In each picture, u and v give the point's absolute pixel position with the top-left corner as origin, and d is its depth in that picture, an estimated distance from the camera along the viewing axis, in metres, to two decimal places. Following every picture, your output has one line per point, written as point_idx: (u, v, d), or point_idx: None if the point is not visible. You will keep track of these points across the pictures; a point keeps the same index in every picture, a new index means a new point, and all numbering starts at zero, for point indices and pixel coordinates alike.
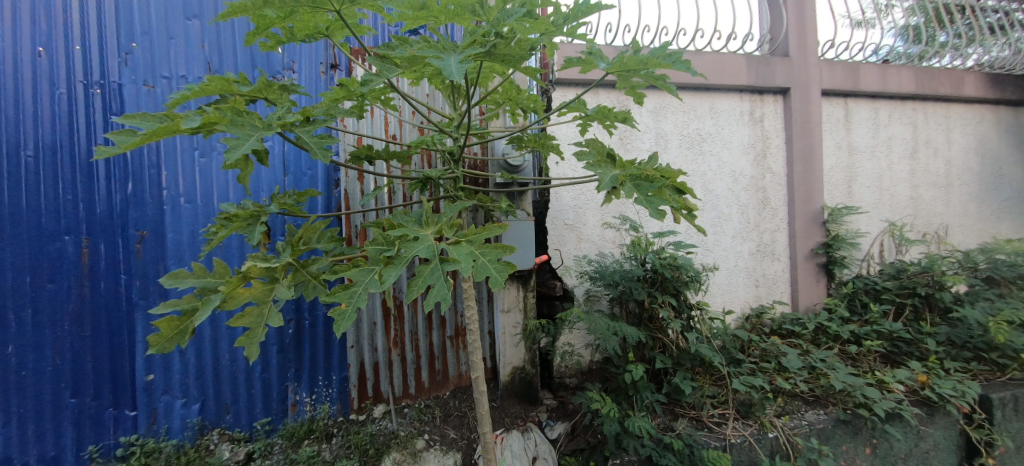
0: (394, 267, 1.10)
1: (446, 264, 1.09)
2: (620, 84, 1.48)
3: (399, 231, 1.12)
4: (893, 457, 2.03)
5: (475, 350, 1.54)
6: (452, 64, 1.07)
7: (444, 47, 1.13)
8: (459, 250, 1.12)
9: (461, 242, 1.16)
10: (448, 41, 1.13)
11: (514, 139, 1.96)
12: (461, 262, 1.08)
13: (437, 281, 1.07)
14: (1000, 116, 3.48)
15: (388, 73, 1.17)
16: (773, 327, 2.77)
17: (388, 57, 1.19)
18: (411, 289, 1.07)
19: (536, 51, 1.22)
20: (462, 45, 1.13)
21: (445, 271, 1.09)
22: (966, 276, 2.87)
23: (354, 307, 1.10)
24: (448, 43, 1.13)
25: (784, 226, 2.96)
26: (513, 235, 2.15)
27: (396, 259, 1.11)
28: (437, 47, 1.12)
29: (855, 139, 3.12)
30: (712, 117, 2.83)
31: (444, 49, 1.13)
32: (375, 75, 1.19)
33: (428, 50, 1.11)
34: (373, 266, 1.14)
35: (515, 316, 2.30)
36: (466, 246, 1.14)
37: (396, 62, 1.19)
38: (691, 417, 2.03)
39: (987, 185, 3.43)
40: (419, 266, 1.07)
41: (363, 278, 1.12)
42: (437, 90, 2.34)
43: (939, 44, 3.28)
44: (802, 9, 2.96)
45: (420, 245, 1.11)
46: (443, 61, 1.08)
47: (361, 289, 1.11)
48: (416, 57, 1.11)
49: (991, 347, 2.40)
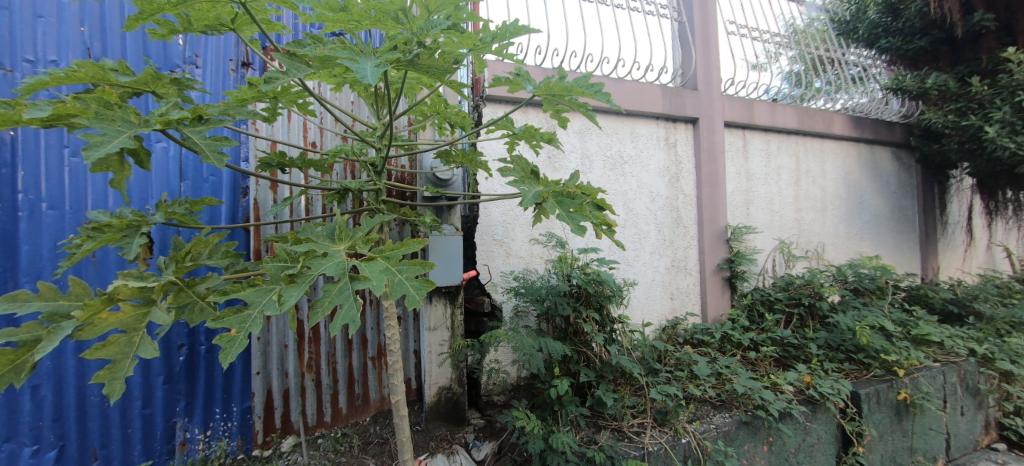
0: (297, 287, 1.00)
1: (356, 283, 1.02)
2: (546, 106, 1.51)
3: (305, 246, 1.03)
4: (786, 452, 2.23)
5: (395, 372, 1.46)
6: (367, 69, 1.02)
7: (360, 51, 1.07)
8: (372, 267, 1.05)
9: (376, 258, 1.09)
10: (366, 45, 1.08)
11: (441, 154, 1.92)
12: (373, 280, 1.01)
13: (345, 301, 0.99)
14: (861, 152, 4.13)
15: (297, 72, 1.11)
16: (686, 337, 2.98)
17: (297, 55, 1.12)
18: (315, 311, 0.97)
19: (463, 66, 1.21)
20: (381, 51, 1.08)
21: (355, 290, 1.02)
22: (839, 287, 3.31)
23: (247, 333, 0.99)
24: (365, 47, 1.08)
25: (695, 243, 3.22)
26: (437, 248, 2.10)
27: (300, 277, 1.01)
28: (353, 50, 1.06)
29: (752, 167, 3.51)
30: (632, 140, 3.03)
31: (361, 52, 1.07)
32: (281, 73, 1.11)
33: (343, 52, 1.05)
34: (273, 285, 1.04)
35: (441, 333, 2.23)
36: (380, 262, 1.08)
37: (307, 60, 1.13)
38: (613, 428, 2.07)
39: (853, 209, 4.03)
40: (326, 285, 0.99)
41: (261, 299, 1.01)
42: (361, 100, 2.26)
43: (815, 89, 3.84)
44: (707, 48, 3.31)
45: (327, 262, 1.03)
46: (357, 64, 1.02)
47: (256, 312, 1.00)
48: (329, 57, 1.05)
49: (858, 349, 2.74)
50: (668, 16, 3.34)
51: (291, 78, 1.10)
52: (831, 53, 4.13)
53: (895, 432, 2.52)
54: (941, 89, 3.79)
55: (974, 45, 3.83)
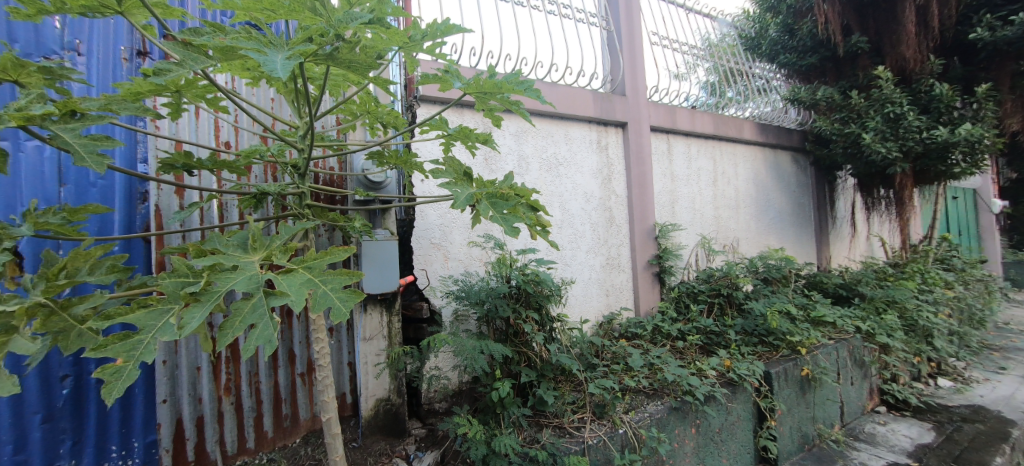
0: (200, 306, 0.90)
1: (271, 299, 0.94)
2: (478, 106, 1.50)
3: (210, 259, 0.93)
4: (711, 432, 2.39)
5: (326, 388, 1.37)
6: (276, 62, 0.94)
7: (268, 41, 0.98)
8: (289, 281, 0.97)
9: (296, 269, 1.01)
10: (276, 36, 0.99)
11: (372, 155, 1.83)
12: (291, 294, 0.93)
13: (259, 320, 0.90)
14: (768, 155, 4.58)
15: (193, 63, 1.00)
16: (621, 331, 3.12)
17: (194, 44, 1.00)
18: (223, 333, 0.88)
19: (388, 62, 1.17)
20: (294, 42, 1.00)
21: (270, 307, 0.93)
22: (752, 277, 3.65)
23: (137, 363, 0.87)
24: (275, 38, 0.99)
25: (627, 241, 3.38)
26: (370, 253, 2.02)
27: (204, 295, 0.91)
28: (259, 40, 0.97)
29: (676, 169, 3.77)
30: (566, 143, 3.11)
31: (269, 44, 0.99)
32: (175, 64, 1.00)
33: (247, 43, 0.96)
34: (170, 305, 0.92)
35: (377, 343, 2.13)
36: (301, 274, 1.00)
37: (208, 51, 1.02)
38: (555, 425, 2.10)
39: (761, 206, 4.47)
40: (237, 302, 0.89)
41: (155, 322, 0.90)
42: (282, 98, 2.11)
43: (728, 98, 4.22)
44: (633, 57, 3.50)
45: (237, 277, 0.93)
46: (265, 56, 0.94)
47: (150, 338, 0.89)
48: (229, 47, 0.95)
49: (769, 332, 3.03)
50: (598, 24, 3.48)
51: (186, 70, 0.99)
52: (740, 66, 4.56)
53: (800, 405, 2.81)
54: (828, 101, 4.34)
55: (853, 63, 4.44)
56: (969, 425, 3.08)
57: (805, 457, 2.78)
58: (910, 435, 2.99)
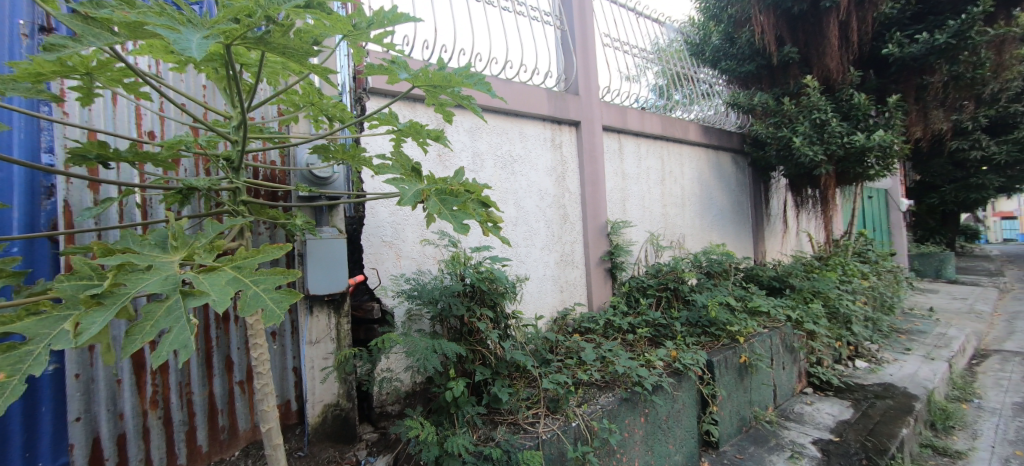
0: (103, 310, 0.81)
1: (188, 299, 0.86)
2: (428, 99, 1.46)
3: (118, 258, 0.85)
4: (659, 420, 2.49)
5: (265, 397, 1.29)
6: (191, 40, 0.87)
7: (184, 20, 0.90)
8: (212, 280, 0.89)
9: (221, 267, 0.95)
10: (194, 14, 0.91)
11: (316, 149, 1.73)
12: (211, 294, 0.85)
13: (175, 324, 0.81)
14: (711, 156, 4.83)
15: (94, 39, 0.89)
16: (575, 326, 3.19)
17: (97, 19, 0.90)
18: (131, 338, 0.79)
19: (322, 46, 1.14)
20: (213, 21, 0.93)
21: (187, 309, 0.85)
22: (696, 271, 3.85)
23: (25, 377, 0.76)
24: (193, 16, 0.91)
25: (581, 238, 3.46)
26: (315, 253, 1.92)
27: (109, 298, 0.83)
28: (173, 17, 0.89)
29: (627, 168, 3.89)
30: (521, 140, 3.12)
31: (185, 22, 0.91)
32: (73, 41, 0.90)
33: (158, 18, 0.88)
34: (69, 311, 0.83)
35: (325, 346, 2.04)
36: (227, 273, 0.93)
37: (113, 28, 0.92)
38: (509, 422, 2.11)
39: (705, 204, 4.71)
40: (149, 305, 0.81)
41: (49, 330, 0.80)
42: (215, 86, 1.96)
43: (675, 101, 4.42)
44: (586, 57, 3.57)
45: (150, 278, 0.85)
46: (178, 34, 0.87)
47: (41, 348, 0.79)
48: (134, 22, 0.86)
49: (711, 323, 3.21)
50: (552, 23, 3.52)
51: (86, 47, 0.88)
52: (686, 70, 4.78)
53: (739, 390, 3.00)
54: (764, 106, 4.66)
55: (785, 72, 4.80)
56: (880, 401, 3.43)
57: (743, 438, 2.98)
58: (832, 413, 3.29)
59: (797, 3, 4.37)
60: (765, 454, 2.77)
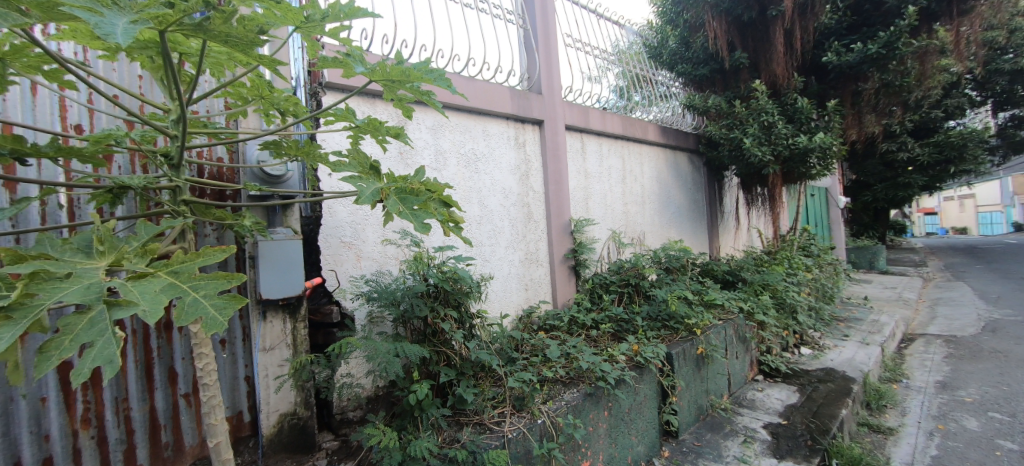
0: (10, 325, 0.72)
1: (115, 310, 0.78)
2: (386, 95, 1.41)
3: (31, 265, 0.77)
4: (622, 413, 2.55)
5: (213, 409, 1.21)
6: (116, 24, 0.79)
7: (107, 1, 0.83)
8: (142, 288, 0.82)
9: (155, 274, 0.87)
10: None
11: (267, 145, 1.64)
12: (141, 304, 0.78)
13: (98, 338, 0.75)
14: (669, 156, 4.99)
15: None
16: (540, 323, 3.22)
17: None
18: (44, 356, 0.72)
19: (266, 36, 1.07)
20: (141, 4, 0.86)
21: (114, 321, 0.78)
22: (656, 267, 3.97)
23: None
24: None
25: (545, 236, 3.48)
26: (268, 256, 1.83)
27: (17, 312, 0.73)
28: None
29: (589, 166, 3.95)
30: (485, 139, 3.10)
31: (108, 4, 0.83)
32: None
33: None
34: None
35: (280, 353, 1.94)
36: (162, 279, 0.87)
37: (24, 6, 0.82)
38: (475, 423, 2.09)
39: (664, 202, 4.87)
40: (67, 318, 0.73)
41: None
42: (151, 77, 1.81)
43: (634, 102, 4.54)
44: (548, 57, 3.60)
45: (69, 287, 0.77)
46: (101, 17, 0.79)
47: None
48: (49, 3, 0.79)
49: (670, 317, 3.32)
50: (515, 21, 3.52)
51: None
52: (645, 72, 4.92)
53: (696, 381, 3.12)
54: (717, 108, 4.92)
55: (736, 76, 5.08)
56: (823, 385, 3.68)
57: (700, 426, 3.11)
58: (781, 398, 3.49)
59: (747, 11, 4.63)
60: (721, 440, 2.90)
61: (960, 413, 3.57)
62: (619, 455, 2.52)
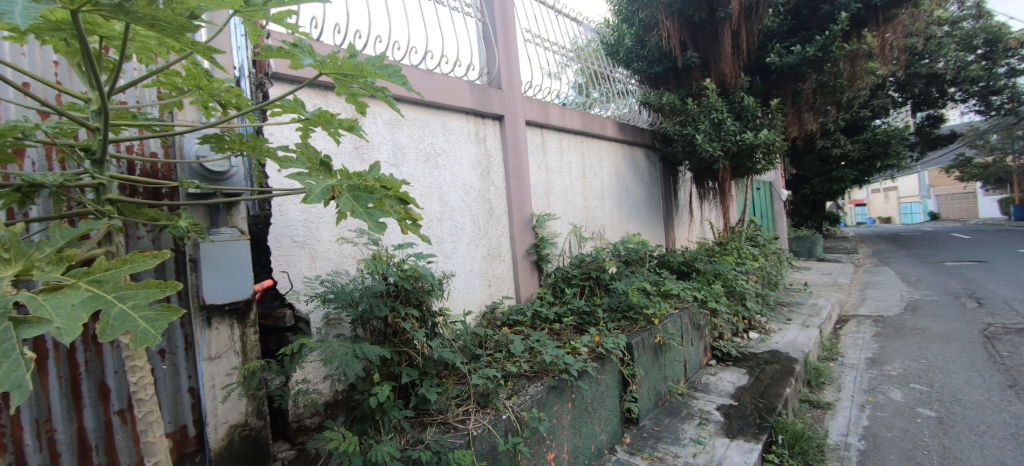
0: None
1: (22, 328, 0.70)
2: (338, 89, 1.35)
3: None
4: (585, 403, 2.60)
5: (150, 427, 1.12)
6: (15, 3, 0.71)
7: None
8: (57, 302, 0.74)
9: (74, 283, 0.80)
10: None
11: (207, 138, 1.52)
12: (55, 321, 0.71)
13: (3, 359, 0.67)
14: (627, 151, 5.11)
15: None
16: (503, 319, 3.23)
17: None
18: None
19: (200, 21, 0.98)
20: None
21: (23, 339, 0.70)
22: (616, 260, 4.07)
23: None
24: None
25: (507, 232, 3.48)
26: (210, 258, 1.70)
27: None
28: None
29: (550, 162, 3.98)
30: (444, 134, 3.05)
31: None
32: None
33: None
34: None
35: (228, 361, 1.82)
36: (81, 289, 0.79)
37: None
38: (438, 422, 2.07)
39: (623, 196, 4.99)
40: None
41: None
42: (67, 64, 1.63)
43: (593, 98, 4.61)
44: (508, 51, 3.59)
45: None
46: None
47: None
48: None
49: (630, 308, 3.41)
50: (474, 15, 3.47)
51: None
52: (603, 69, 5.00)
53: (655, 369, 3.23)
54: (671, 106, 5.12)
55: (688, 74, 5.33)
56: (769, 366, 3.92)
57: (659, 412, 3.22)
58: (732, 380, 3.69)
59: (697, 12, 4.83)
60: (678, 423, 3.03)
61: (887, 385, 3.93)
62: (583, 445, 2.57)
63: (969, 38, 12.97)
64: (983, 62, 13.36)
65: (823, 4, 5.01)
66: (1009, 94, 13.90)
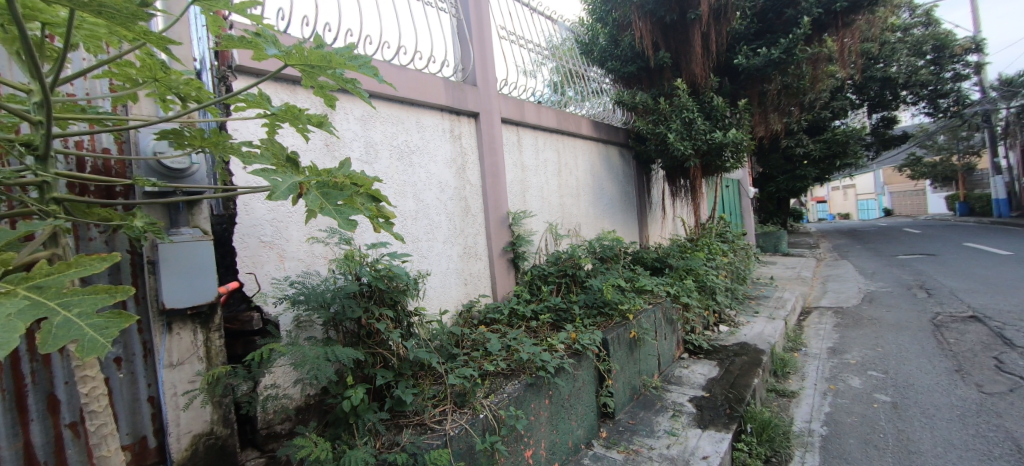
0: None
1: None
2: (306, 82, 1.29)
3: None
4: (561, 400, 2.61)
5: (104, 440, 1.06)
6: None
7: None
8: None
9: (11, 289, 0.73)
10: None
11: (164, 135, 1.41)
12: None
13: None
14: (602, 150, 5.16)
15: None
16: (480, 317, 3.21)
17: None
18: None
19: (153, 9, 0.93)
20: None
21: None
22: (591, 257, 4.11)
23: None
24: None
25: (483, 230, 3.46)
26: (170, 260, 1.62)
27: None
28: None
29: (525, 159, 3.98)
30: (418, 130, 2.99)
31: None
32: None
33: None
34: None
35: (190, 367, 1.74)
36: (19, 296, 0.73)
37: None
38: (415, 424, 2.04)
39: (598, 193, 5.04)
40: None
41: None
42: (7, 55, 1.52)
43: (568, 97, 4.65)
44: (483, 48, 3.56)
45: None
46: None
47: None
48: None
49: (605, 304, 3.46)
50: (447, 10, 3.43)
51: None
52: (577, 68, 5.04)
53: (630, 363, 3.29)
54: (644, 105, 5.21)
55: (660, 74, 5.45)
56: (738, 358, 4.05)
57: (634, 405, 3.28)
58: (704, 373, 3.79)
59: (669, 13, 4.93)
60: (653, 416, 3.09)
61: (847, 373, 4.13)
62: (560, 441, 2.59)
63: (919, 44, 13.76)
64: (932, 67, 14.20)
65: (787, 8, 5.21)
66: (954, 97, 14.81)
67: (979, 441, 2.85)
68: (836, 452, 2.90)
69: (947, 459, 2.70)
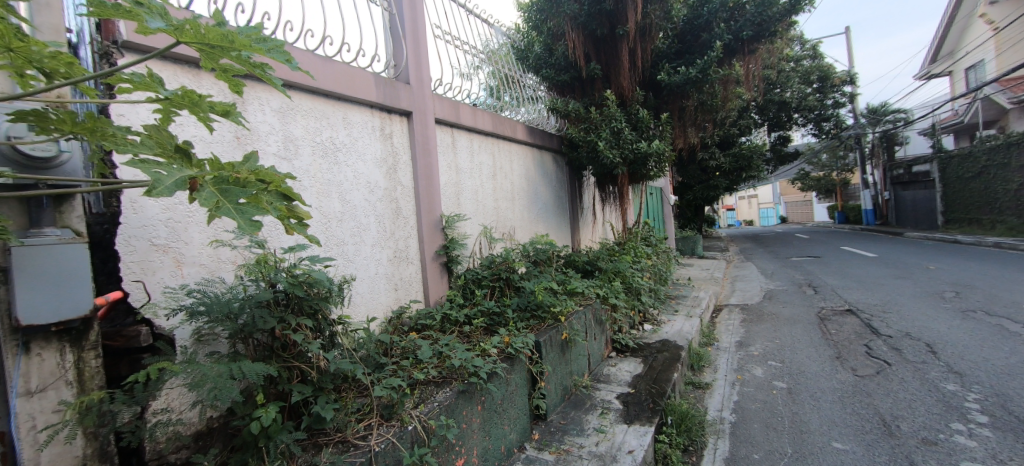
0: None
1: None
2: (205, 63, 1.15)
3: None
4: (493, 405, 2.58)
5: None
6: None
7: None
8: None
9: None
10: None
11: (21, 115, 1.14)
12: None
13: None
14: (537, 155, 5.24)
15: None
16: (411, 324, 3.09)
17: None
18: None
19: None
20: None
21: None
22: (525, 260, 4.15)
23: None
24: None
25: (415, 233, 3.35)
26: (27, 266, 1.35)
27: None
28: None
29: (459, 162, 3.92)
30: (344, 127, 2.81)
31: None
32: None
33: None
34: None
35: (55, 394, 1.46)
36: None
37: None
38: (335, 442, 1.90)
39: (532, 198, 5.11)
40: None
41: None
42: None
43: (504, 101, 4.67)
44: (417, 46, 3.46)
45: None
46: None
47: None
48: None
49: (538, 307, 3.50)
50: (378, 3, 3.28)
51: None
52: (514, 73, 5.08)
53: (561, 365, 3.34)
54: (576, 113, 5.42)
55: (592, 85, 5.71)
56: (660, 355, 4.31)
57: (566, 405, 3.35)
58: (629, 370, 3.97)
59: (599, 27, 5.19)
60: (583, 415, 3.17)
61: (752, 364, 4.57)
62: (492, 447, 2.55)
63: (807, 74, 15.85)
64: (817, 95, 16.38)
65: (702, 33, 5.73)
66: (835, 121, 17.16)
67: (855, 418, 3.27)
68: (742, 436, 3.18)
69: (830, 436, 3.07)
